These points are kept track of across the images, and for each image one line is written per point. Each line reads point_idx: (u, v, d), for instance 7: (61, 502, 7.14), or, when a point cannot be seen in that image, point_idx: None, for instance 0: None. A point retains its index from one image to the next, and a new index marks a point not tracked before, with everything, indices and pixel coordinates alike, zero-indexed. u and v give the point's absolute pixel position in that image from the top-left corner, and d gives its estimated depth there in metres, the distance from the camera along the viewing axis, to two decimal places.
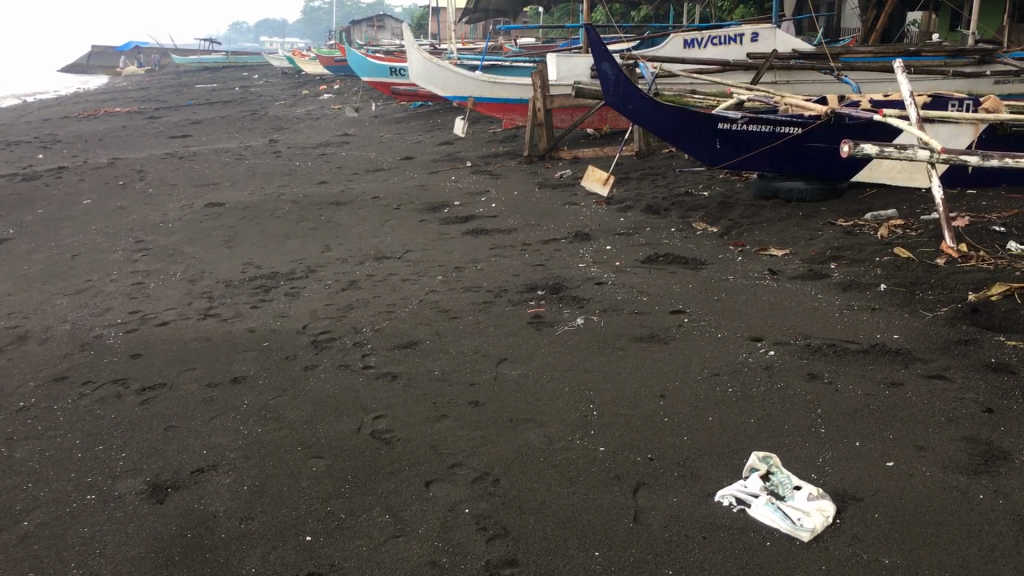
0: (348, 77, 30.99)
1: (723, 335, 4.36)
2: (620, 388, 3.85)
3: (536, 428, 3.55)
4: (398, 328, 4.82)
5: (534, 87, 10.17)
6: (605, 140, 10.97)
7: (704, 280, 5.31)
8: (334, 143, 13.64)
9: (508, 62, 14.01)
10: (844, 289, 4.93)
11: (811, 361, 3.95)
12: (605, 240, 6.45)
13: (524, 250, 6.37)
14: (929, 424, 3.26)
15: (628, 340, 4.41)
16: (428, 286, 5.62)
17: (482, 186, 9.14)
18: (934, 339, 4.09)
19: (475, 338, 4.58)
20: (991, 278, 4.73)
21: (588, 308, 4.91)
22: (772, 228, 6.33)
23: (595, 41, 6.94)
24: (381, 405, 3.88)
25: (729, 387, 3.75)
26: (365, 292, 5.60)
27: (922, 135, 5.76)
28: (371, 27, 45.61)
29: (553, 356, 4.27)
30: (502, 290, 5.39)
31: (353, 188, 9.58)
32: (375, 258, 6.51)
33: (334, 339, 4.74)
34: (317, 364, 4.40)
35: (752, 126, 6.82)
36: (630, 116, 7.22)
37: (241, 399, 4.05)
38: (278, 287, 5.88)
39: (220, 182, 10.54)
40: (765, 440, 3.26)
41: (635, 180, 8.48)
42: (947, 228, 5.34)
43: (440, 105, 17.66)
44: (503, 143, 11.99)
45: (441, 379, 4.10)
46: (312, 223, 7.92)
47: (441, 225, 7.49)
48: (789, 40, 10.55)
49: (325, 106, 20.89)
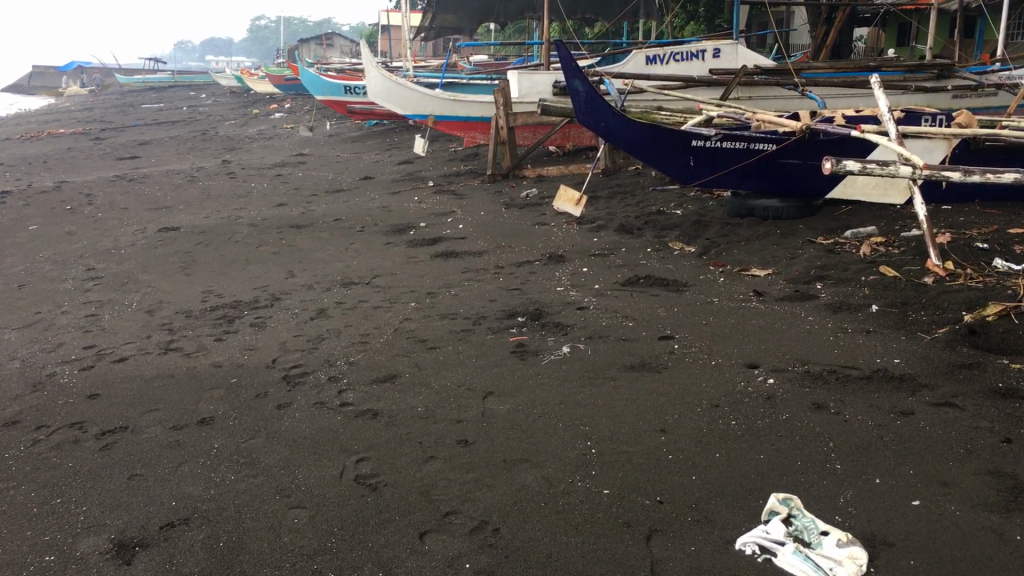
0: (300, 95, 30.62)
1: (718, 363, 4.18)
2: (618, 422, 3.64)
3: (532, 469, 3.33)
4: (374, 361, 4.56)
5: (496, 105, 9.95)
6: (569, 158, 10.83)
7: (689, 303, 5.14)
8: (291, 164, 13.32)
9: (466, 78, 13.84)
10: (834, 310, 4.79)
11: (813, 389, 3.79)
12: (581, 261, 6.27)
13: (498, 274, 6.15)
14: (949, 457, 3.12)
15: (618, 369, 4.22)
16: (401, 313, 5.38)
17: (447, 206, 8.91)
18: (937, 363, 3.97)
19: (458, 370, 4.35)
20: (983, 297, 4.63)
21: (573, 335, 4.71)
22: (751, 247, 6.19)
23: (565, 57, 6.74)
24: (364, 446, 3.62)
25: (733, 420, 3.56)
26: (335, 321, 5.33)
27: (903, 151, 5.67)
28: (320, 46, 45.20)
29: (542, 389, 4.05)
30: (479, 317, 5.17)
31: (314, 210, 9.29)
32: (343, 284, 6.25)
33: (306, 373, 4.47)
34: (291, 402, 4.12)
35: (726, 143, 6.66)
36: (602, 133, 7.03)
37: (211, 443, 3.76)
38: (242, 317, 5.59)
39: (174, 204, 10.16)
40: (779, 478, 3.08)
41: (604, 198, 8.33)
42: (932, 246, 5.25)
43: (396, 124, 17.43)
44: (464, 162, 11.78)
45: (425, 416, 3.85)
46: (273, 247, 7.62)
47: (408, 248, 7.24)
48: (752, 57, 10.52)
49: (277, 126, 20.52)
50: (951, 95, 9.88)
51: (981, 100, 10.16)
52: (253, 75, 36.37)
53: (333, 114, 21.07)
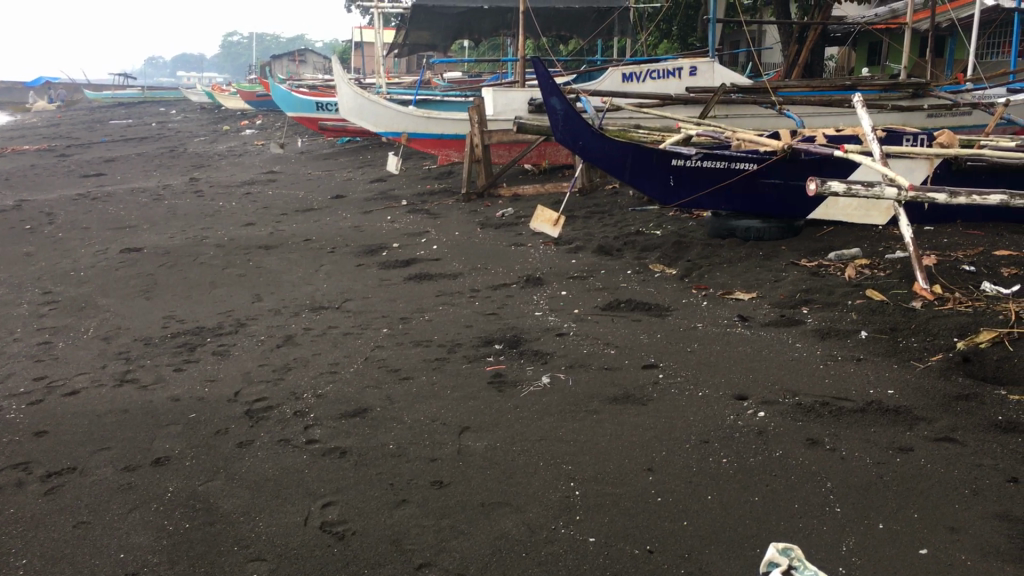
0: (271, 112, 30.33)
1: (705, 395, 3.99)
2: (602, 460, 3.44)
3: (512, 514, 3.11)
4: (344, 393, 4.33)
5: (471, 122, 9.76)
6: (545, 177, 10.66)
7: (673, 329, 4.96)
8: (260, 182, 13.04)
9: (440, 96, 13.71)
10: (822, 337, 4.63)
11: (807, 423, 3.60)
12: (559, 284, 6.07)
13: (474, 297, 5.94)
14: (954, 498, 2.95)
15: (601, 401, 4.01)
16: (373, 341, 5.15)
17: (420, 226, 8.69)
18: (933, 394, 3.80)
19: (433, 403, 4.12)
20: (974, 323, 4.49)
21: (553, 364, 4.50)
22: (733, 270, 6.03)
23: (543, 74, 6.50)
24: (330, 489, 3.39)
25: (724, 458, 3.36)
26: (303, 349, 5.10)
27: (888, 172, 5.52)
28: (292, 62, 44.86)
29: (521, 424, 3.83)
30: (455, 344, 4.95)
31: (283, 230, 9.03)
32: (311, 308, 6.02)
33: (270, 408, 4.23)
34: (253, 440, 3.88)
35: (706, 162, 6.48)
36: (580, 153, 6.81)
37: (166, 487, 3.51)
38: (205, 345, 5.33)
39: (138, 224, 9.86)
40: (775, 524, 2.89)
41: (582, 218, 8.15)
42: (919, 269, 5.10)
43: (370, 141, 17.24)
44: (438, 180, 11.58)
45: (398, 454, 3.63)
46: (239, 269, 7.37)
47: (380, 270, 7.01)
48: (728, 75, 10.40)
49: (248, 142, 20.23)
50: (927, 114, 9.82)
51: (954, 119, 10.11)
52: (225, 91, 36.01)
53: (306, 131, 20.82)
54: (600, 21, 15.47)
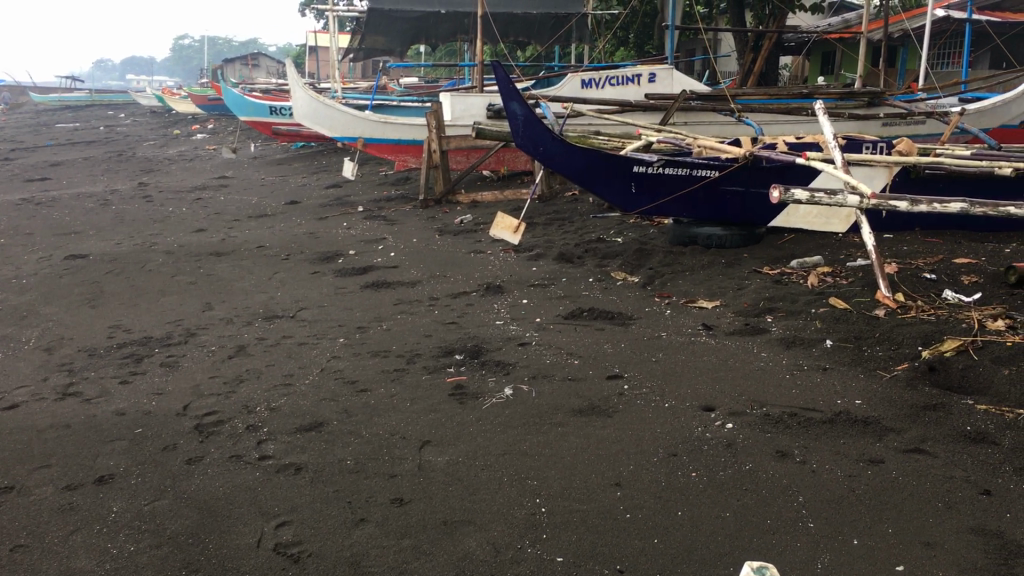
0: (224, 116, 29.92)
1: (672, 406, 3.90)
2: (569, 475, 3.33)
3: (476, 532, 2.99)
4: (299, 407, 4.17)
5: (428, 127, 9.62)
6: (504, 183, 10.56)
7: (637, 338, 4.87)
8: (212, 187, 12.77)
9: (396, 101, 13.58)
10: (787, 346, 4.57)
11: (775, 434, 3.53)
12: (520, 292, 5.96)
13: (432, 306, 5.81)
14: (927, 511, 2.89)
15: (566, 414, 3.90)
16: (329, 351, 4.99)
17: (377, 233, 8.54)
18: (900, 404, 3.75)
19: (392, 416, 3.98)
20: (938, 331, 4.47)
21: (515, 375, 4.38)
22: (695, 278, 5.96)
23: (503, 79, 6.38)
24: (286, 507, 3.24)
25: (694, 472, 3.28)
26: (256, 360, 4.93)
27: (850, 179, 5.49)
28: (245, 66, 44.29)
29: (484, 437, 3.71)
30: (414, 354, 4.81)
31: (236, 236, 8.82)
32: (265, 317, 5.84)
33: (221, 422, 4.06)
34: (203, 456, 3.72)
35: (668, 169, 6.42)
36: (541, 159, 6.69)
37: (109, 506, 3.34)
38: (152, 355, 5.13)
39: (84, 230, 9.56)
40: (748, 542, 2.81)
41: (542, 225, 8.06)
42: (881, 277, 5.08)
43: (325, 146, 17.02)
44: (395, 186, 11.43)
45: (356, 471, 3.49)
46: (189, 277, 7.15)
47: (336, 277, 6.85)
48: (687, 82, 10.40)
49: (199, 147, 19.87)
50: (881, 122, 9.90)
51: (908, 128, 10.22)
52: (175, 94, 35.45)
53: (259, 136, 20.51)
54: (558, 27, 15.43)
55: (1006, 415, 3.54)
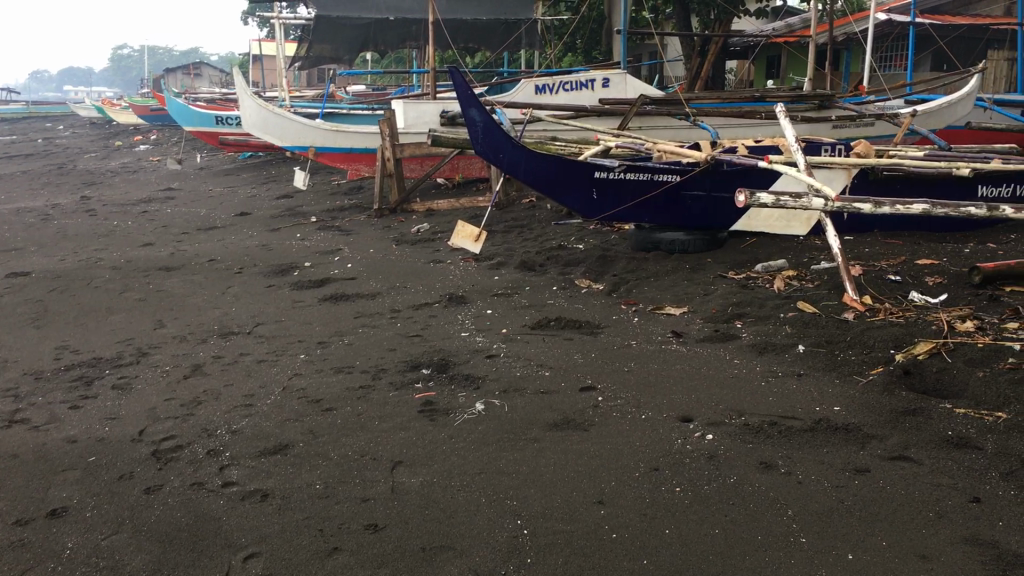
0: (166, 126, 29.40)
1: (649, 417, 3.81)
2: (549, 494, 3.22)
3: (456, 559, 2.86)
4: (261, 429, 4.00)
5: (382, 135, 9.45)
6: (459, 191, 10.44)
7: (606, 347, 4.77)
8: (158, 199, 12.43)
9: (346, 109, 13.39)
10: (759, 352, 4.51)
11: (756, 445, 3.46)
12: (484, 302, 5.84)
13: (395, 318, 5.66)
14: (919, 523, 2.83)
15: (541, 428, 3.78)
16: (290, 368, 4.82)
17: (332, 244, 8.34)
18: (879, 410, 3.70)
19: (360, 436, 3.83)
20: (908, 334, 4.45)
21: (485, 390, 4.25)
22: (661, 284, 5.90)
23: (461, 84, 6.21)
24: (253, 538, 3.07)
25: (678, 487, 3.18)
26: (213, 380, 4.74)
27: (814, 182, 5.46)
28: (187, 75, 43.55)
29: (459, 455, 3.58)
30: (379, 369, 4.67)
31: (185, 250, 8.56)
32: (220, 334, 5.64)
33: (180, 447, 3.87)
34: (162, 485, 3.53)
35: (630, 174, 6.34)
36: (502, 166, 6.52)
37: (63, 542, 3.14)
38: (103, 378, 4.91)
39: (24, 246, 9.21)
40: (741, 560, 2.72)
41: (501, 233, 7.96)
42: (848, 280, 5.06)
43: (273, 155, 16.73)
44: (347, 195, 11.23)
45: (325, 496, 3.33)
46: (138, 293, 6.90)
47: (292, 291, 6.67)
48: (641, 86, 10.39)
49: (141, 158, 19.42)
50: (832, 125, 9.98)
51: (858, 129, 10.32)
52: (115, 105, 34.70)
53: (204, 146, 20.11)
54: (508, 34, 15.36)
55: (985, 419, 3.51)
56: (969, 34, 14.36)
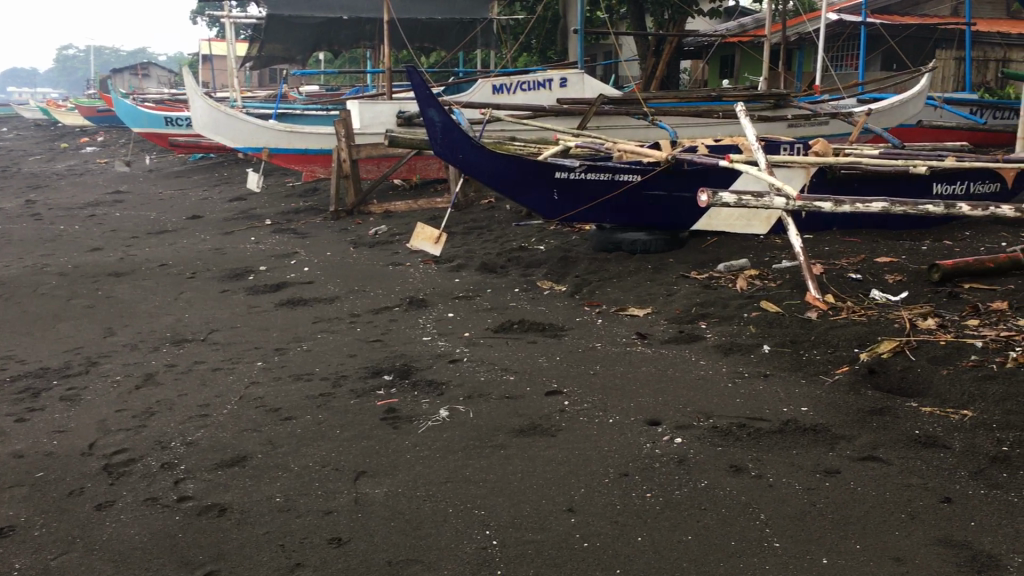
0: (113, 128, 28.83)
1: (616, 421, 3.75)
2: (518, 503, 3.14)
3: (424, 572, 2.77)
4: (218, 440, 3.88)
5: (337, 136, 9.29)
6: (416, 192, 10.33)
7: (571, 350, 4.71)
8: (106, 203, 12.13)
9: (300, 110, 13.21)
10: (725, 353, 4.48)
11: (725, 448, 3.41)
12: (445, 305, 5.75)
13: (354, 322, 5.55)
14: (892, 524, 2.80)
15: (507, 434, 3.71)
16: (246, 376, 4.69)
17: (288, 247, 8.19)
18: (846, 409, 3.69)
19: (321, 446, 3.73)
20: (872, 332, 4.45)
21: (449, 396, 4.16)
22: (623, 285, 5.86)
23: (419, 83, 6.10)
24: (210, 554, 2.96)
25: (649, 493, 3.12)
26: (167, 390, 4.59)
27: (775, 182, 5.46)
28: (134, 76, 42.77)
29: (424, 464, 3.49)
30: (339, 376, 4.56)
31: (136, 254, 8.34)
32: (173, 341, 5.48)
33: (133, 461, 3.73)
34: (114, 501, 3.39)
35: (590, 175, 6.29)
36: (461, 167, 6.42)
37: (9, 563, 2.99)
38: (50, 389, 4.73)
39: None
40: (715, 567, 2.67)
41: (460, 234, 7.88)
42: (810, 279, 5.06)
43: (225, 157, 16.45)
44: (303, 197, 11.06)
45: (286, 509, 3.22)
46: (87, 300, 6.69)
47: (247, 295, 6.52)
48: (598, 86, 10.36)
49: (88, 161, 18.97)
50: (788, 124, 10.05)
51: (813, 129, 10.40)
52: (59, 106, 33.95)
53: (153, 148, 19.72)
54: (463, 33, 15.26)
55: (952, 417, 3.51)
56: (918, 33, 14.56)
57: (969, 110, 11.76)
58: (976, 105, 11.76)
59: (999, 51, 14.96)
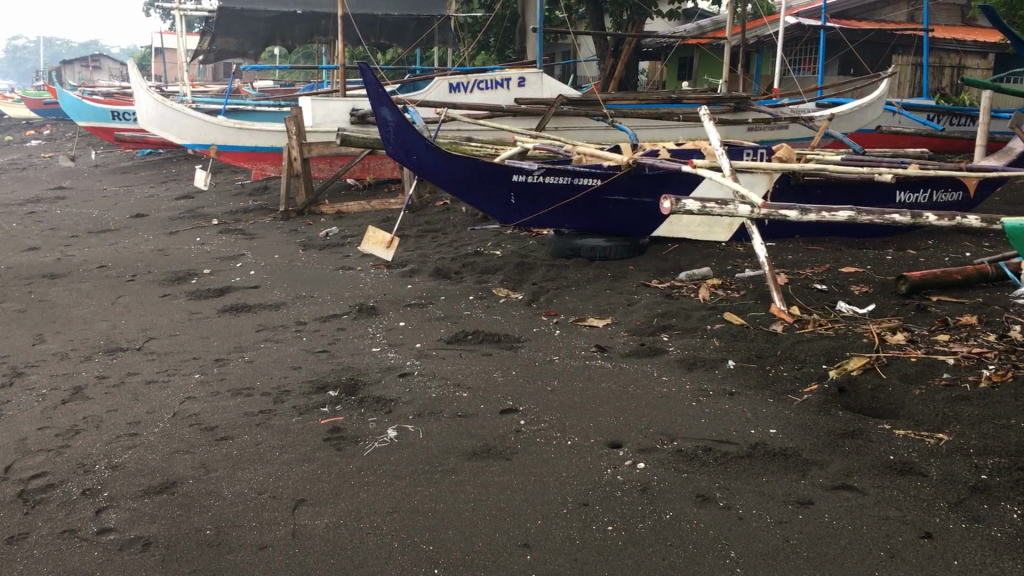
0: (60, 121, 28.11)
1: (575, 444, 3.54)
2: (468, 537, 2.90)
3: None
4: (146, 463, 3.58)
5: (288, 134, 8.93)
6: (369, 192, 10.08)
7: (528, 363, 4.48)
8: (47, 199, 11.68)
9: (251, 106, 12.87)
10: (688, 368, 4.29)
11: (690, 475, 3.21)
12: (396, 314, 5.49)
13: (300, 331, 5.28)
14: (870, 564, 2.62)
15: (458, 458, 3.47)
16: (183, 391, 4.39)
17: (235, 248, 7.87)
18: (816, 431, 3.50)
19: (260, 470, 3.45)
20: (840, 347, 4.28)
21: (399, 414, 3.91)
22: (583, 293, 5.65)
23: (371, 80, 5.72)
24: None
25: (610, 526, 2.91)
26: (96, 405, 4.28)
27: (739, 188, 5.27)
28: (84, 67, 41.74)
29: (369, 492, 3.24)
30: (282, 391, 4.28)
31: (74, 255, 7.96)
32: (107, 350, 5.16)
33: (51, 487, 3.42)
34: (27, 533, 3.08)
35: (549, 178, 6.06)
36: (415, 169, 6.06)
37: None
38: None
39: None
40: None
41: (413, 237, 7.63)
42: (776, 289, 4.90)
43: (174, 153, 16.01)
44: (252, 197, 10.74)
45: (216, 544, 2.95)
46: (18, 304, 6.32)
47: (189, 300, 6.20)
48: (556, 86, 10.17)
49: (32, 155, 18.37)
50: (746, 127, 9.96)
51: (772, 133, 10.34)
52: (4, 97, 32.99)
53: (100, 143, 19.16)
54: (421, 29, 14.97)
55: (927, 442, 3.34)
56: (876, 39, 14.64)
57: (927, 116, 11.70)
58: (933, 111, 11.69)
59: (954, 57, 15.04)
